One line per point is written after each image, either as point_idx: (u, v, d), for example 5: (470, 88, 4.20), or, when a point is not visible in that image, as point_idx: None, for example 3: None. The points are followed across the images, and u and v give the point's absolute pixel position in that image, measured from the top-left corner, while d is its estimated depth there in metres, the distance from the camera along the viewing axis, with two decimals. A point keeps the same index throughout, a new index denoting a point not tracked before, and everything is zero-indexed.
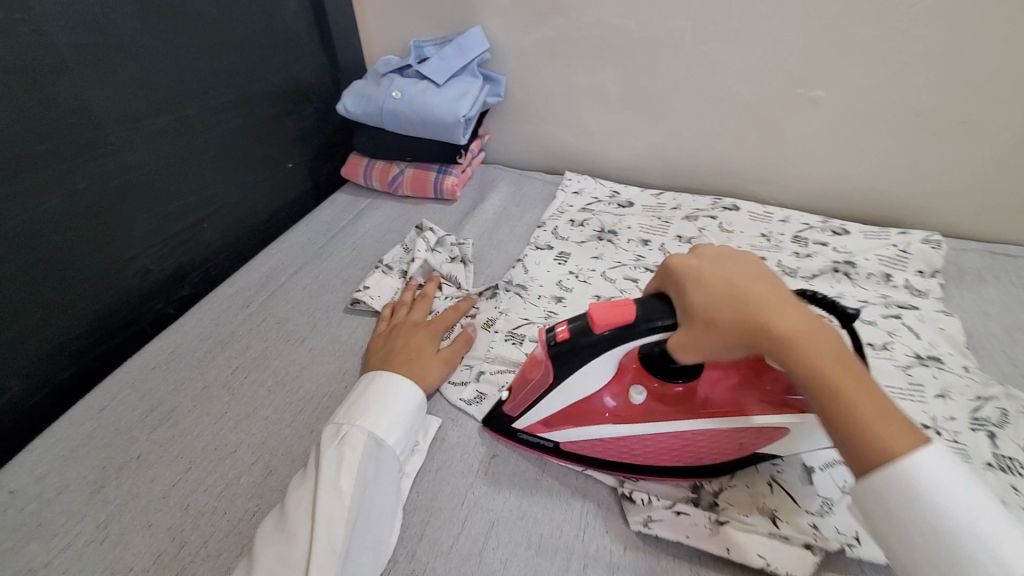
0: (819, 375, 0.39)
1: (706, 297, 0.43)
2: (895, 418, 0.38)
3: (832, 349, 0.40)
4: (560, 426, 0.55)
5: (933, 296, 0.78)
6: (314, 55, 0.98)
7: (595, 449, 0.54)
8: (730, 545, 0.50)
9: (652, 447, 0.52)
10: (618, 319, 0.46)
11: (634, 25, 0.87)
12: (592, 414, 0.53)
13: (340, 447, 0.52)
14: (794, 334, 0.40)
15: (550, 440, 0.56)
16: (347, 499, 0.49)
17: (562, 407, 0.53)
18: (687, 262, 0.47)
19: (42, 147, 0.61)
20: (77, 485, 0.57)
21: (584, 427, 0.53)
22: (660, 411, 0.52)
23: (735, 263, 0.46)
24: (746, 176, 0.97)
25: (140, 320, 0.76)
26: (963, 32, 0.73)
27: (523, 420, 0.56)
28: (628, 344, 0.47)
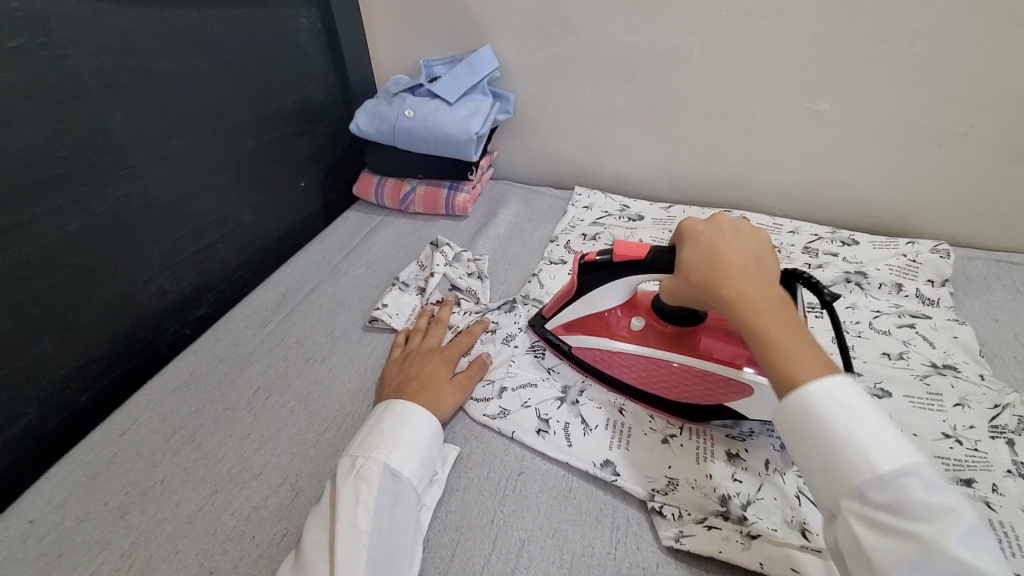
0: (749, 320, 0.42)
1: (689, 257, 0.49)
2: (816, 363, 0.40)
3: (772, 302, 0.43)
4: (576, 331, 0.67)
5: (945, 305, 0.79)
6: (326, 76, 0.99)
7: (594, 358, 0.66)
8: (763, 559, 0.49)
9: (639, 369, 0.62)
10: (632, 254, 0.55)
11: (642, 43, 0.89)
12: (602, 327, 0.65)
13: (356, 483, 0.50)
14: (739, 288, 0.44)
15: (565, 342, 0.68)
16: (366, 538, 0.46)
17: (580, 315, 0.65)
18: (689, 229, 0.52)
19: (62, 171, 0.61)
20: (99, 511, 0.56)
21: (591, 336, 0.65)
22: (654, 342, 0.62)
23: (729, 231, 0.50)
24: (755, 189, 0.99)
25: (157, 341, 0.75)
26: (964, 47, 0.75)
27: (551, 322, 0.69)
28: (630, 277, 0.57)
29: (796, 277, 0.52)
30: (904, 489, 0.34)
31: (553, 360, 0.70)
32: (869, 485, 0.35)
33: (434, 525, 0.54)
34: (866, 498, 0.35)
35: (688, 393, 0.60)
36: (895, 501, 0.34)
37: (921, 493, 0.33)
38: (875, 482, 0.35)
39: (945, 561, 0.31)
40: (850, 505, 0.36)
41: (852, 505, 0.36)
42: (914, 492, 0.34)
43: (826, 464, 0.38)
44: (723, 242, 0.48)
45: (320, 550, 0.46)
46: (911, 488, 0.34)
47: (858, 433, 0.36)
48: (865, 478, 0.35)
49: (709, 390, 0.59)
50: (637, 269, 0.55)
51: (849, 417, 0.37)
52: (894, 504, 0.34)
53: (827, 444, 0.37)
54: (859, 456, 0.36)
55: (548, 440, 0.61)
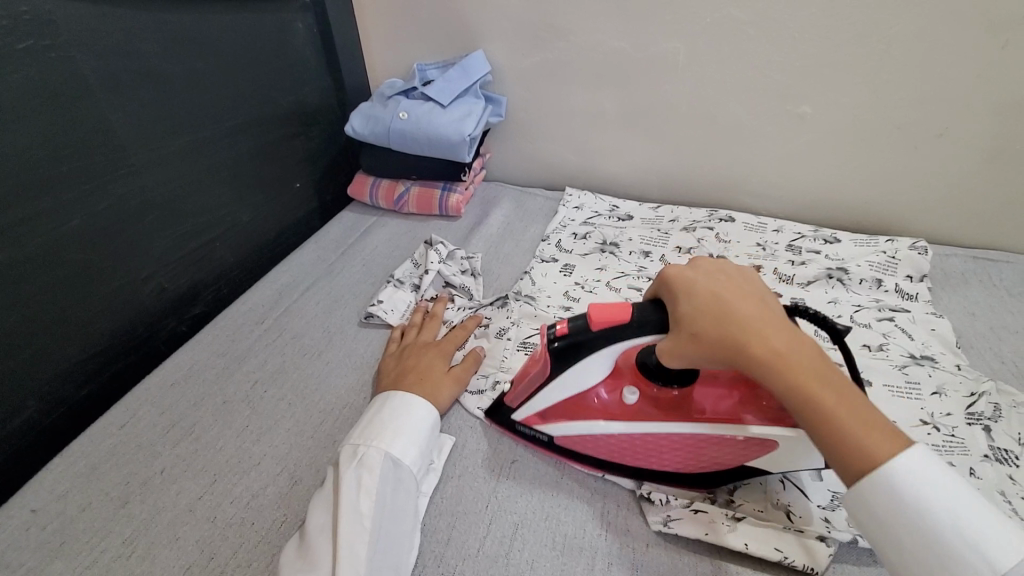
0: (798, 389, 0.41)
1: (694, 309, 0.46)
2: (871, 419, 0.40)
3: (812, 362, 0.43)
4: (556, 420, 0.58)
5: (922, 299, 0.82)
6: (321, 79, 1.01)
7: (586, 446, 0.57)
8: (747, 540, 0.51)
9: (642, 447, 0.54)
10: (615, 320, 0.49)
11: (630, 47, 0.92)
12: (586, 409, 0.56)
13: (358, 469, 0.51)
14: (774, 349, 0.43)
15: (545, 433, 0.58)
16: (367, 520, 0.48)
17: (560, 399, 0.56)
18: (675, 277, 0.50)
19: (66, 168, 0.62)
20: (99, 501, 0.57)
21: (579, 421, 0.56)
22: (651, 413, 0.54)
23: (725, 278, 0.49)
24: (740, 189, 1.01)
25: (155, 337, 0.76)
26: (936, 52, 0.78)
27: (521, 412, 0.59)
28: (623, 344, 0.50)
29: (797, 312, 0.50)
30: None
31: None
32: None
33: (431, 511, 0.56)
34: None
35: (704, 462, 0.54)
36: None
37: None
38: None
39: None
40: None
41: None
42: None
43: (934, 564, 0.37)
44: (729, 290, 0.47)
45: (321, 533, 0.47)
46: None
47: (969, 528, 0.36)
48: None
49: (727, 455, 0.52)
50: (626, 336, 0.49)
51: (953, 509, 0.37)
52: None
53: (936, 544, 0.37)
54: (976, 553, 0.36)
55: None
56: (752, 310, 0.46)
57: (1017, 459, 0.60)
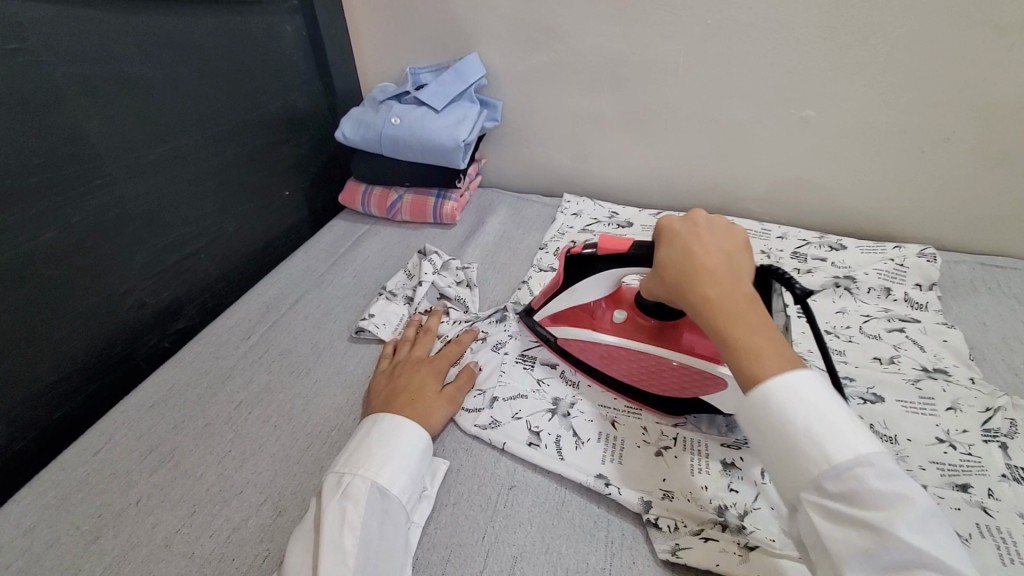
0: (716, 326, 0.42)
1: (663, 252, 0.49)
2: (780, 364, 0.40)
3: (742, 307, 0.43)
4: (561, 323, 0.68)
5: (933, 309, 0.79)
6: (311, 83, 0.97)
7: (578, 349, 0.66)
8: (762, 572, 0.48)
9: (620, 361, 0.63)
10: (616, 247, 0.56)
11: (628, 50, 0.89)
12: (586, 320, 0.66)
13: (342, 502, 0.48)
14: (709, 293, 0.44)
15: (552, 334, 0.69)
16: (352, 560, 0.45)
17: (566, 307, 0.66)
18: (665, 221, 0.51)
19: (36, 179, 0.59)
20: (70, 536, 0.53)
21: (576, 327, 0.66)
22: (635, 335, 0.62)
23: (705, 227, 0.49)
24: (742, 195, 0.99)
25: (135, 354, 0.73)
26: (945, 54, 0.76)
27: (539, 312, 0.70)
28: (615, 271, 0.57)
29: (771, 272, 0.50)
30: (859, 479, 0.35)
31: (543, 371, 0.69)
32: (826, 477, 0.36)
33: (424, 544, 0.52)
34: (822, 489, 0.36)
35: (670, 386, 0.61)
36: (850, 491, 0.35)
37: (875, 482, 0.35)
38: (829, 473, 0.36)
39: (902, 546, 0.33)
40: (808, 496, 0.37)
41: (809, 495, 0.37)
42: (868, 480, 0.35)
43: (783, 458, 0.38)
44: (694, 239, 0.47)
45: (303, 573, 0.44)
46: (865, 477, 0.35)
47: (815, 427, 0.37)
48: (823, 471, 0.36)
49: (688, 384, 0.59)
50: (621, 263, 0.56)
51: (804, 408, 0.38)
52: (852, 493, 0.35)
53: (784, 438, 0.38)
54: (815, 447, 0.37)
55: (542, 452, 0.59)
56: (709, 256, 0.46)
57: None
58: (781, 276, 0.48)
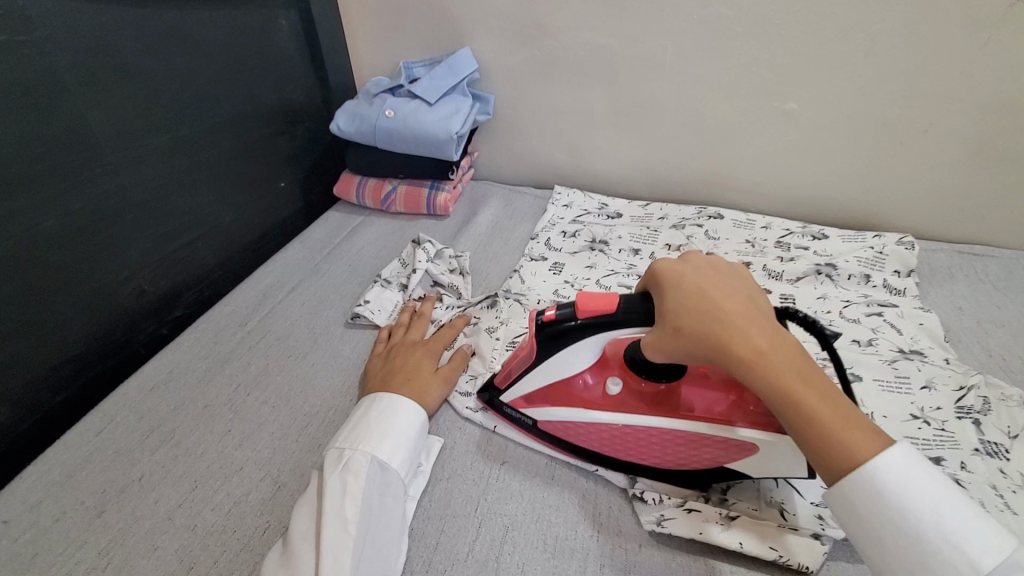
0: (777, 382, 0.41)
1: (680, 305, 0.46)
2: (851, 413, 0.41)
3: (796, 359, 0.42)
4: (541, 403, 0.58)
5: (910, 294, 0.82)
6: (305, 77, 0.99)
7: (569, 431, 0.57)
8: (742, 538, 0.50)
9: (622, 438, 0.54)
10: (602, 310, 0.49)
11: (616, 45, 0.91)
12: (573, 396, 0.56)
13: (343, 475, 0.50)
14: (760, 343, 0.43)
15: (529, 416, 0.59)
16: (353, 526, 0.47)
17: (545, 384, 0.56)
18: (661, 270, 0.50)
19: (38, 167, 0.60)
20: (75, 511, 0.55)
21: (562, 406, 0.56)
22: (635, 405, 0.54)
23: (712, 275, 0.48)
24: (728, 186, 1.01)
25: (134, 341, 0.74)
26: (920, 48, 0.79)
27: (509, 392, 0.59)
28: (608, 334, 0.50)
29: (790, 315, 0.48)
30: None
31: None
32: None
33: (419, 514, 0.54)
34: None
35: (685, 459, 0.53)
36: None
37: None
38: None
39: None
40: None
41: None
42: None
43: (915, 563, 0.37)
44: (713, 288, 0.46)
45: (305, 539, 0.46)
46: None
47: (948, 528, 0.36)
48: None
49: (709, 454, 0.52)
50: (611, 326, 0.49)
51: (933, 506, 0.37)
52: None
53: (916, 542, 0.37)
54: (956, 554, 0.35)
55: None
56: (739, 309, 0.45)
57: (1007, 452, 0.60)
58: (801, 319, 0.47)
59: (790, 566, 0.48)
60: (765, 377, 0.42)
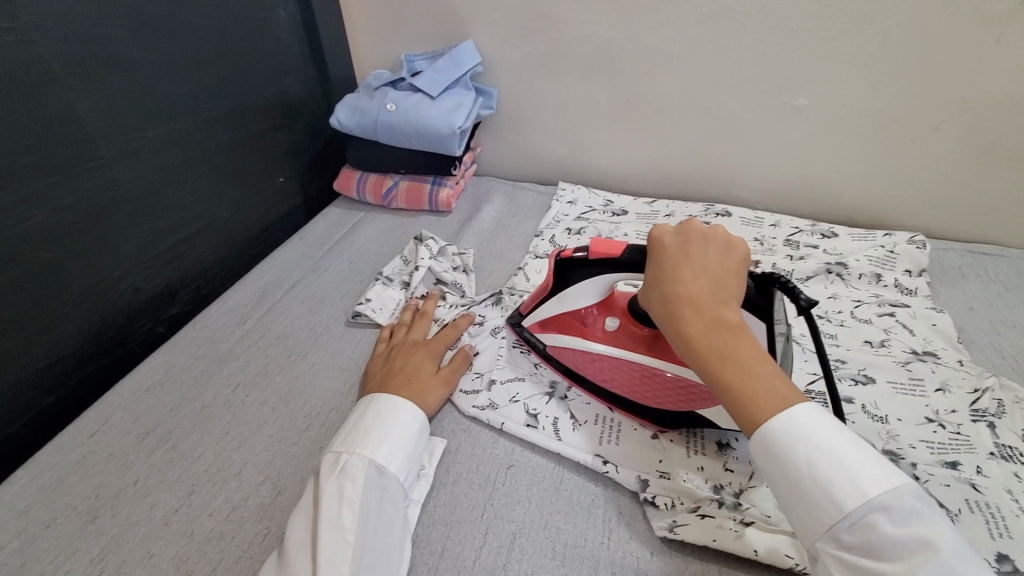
0: (700, 358, 0.41)
1: (651, 278, 0.47)
2: (761, 403, 0.39)
3: (727, 343, 0.41)
4: (552, 331, 0.65)
5: (923, 294, 0.80)
6: (305, 70, 0.97)
7: (567, 358, 0.63)
8: (757, 545, 0.48)
9: (610, 371, 0.61)
10: (606, 252, 0.54)
11: (622, 38, 0.89)
12: (578, 328, 0.63)
13: (340, 480, 0.48)
14: (693, 324, 0.42)
15: (540, 341, 0.66)
16: (351, 535, 0.45)
17: (557, 313, 0.63)
18: (655, 242, 0.49)
19: (26, 160, 0.58)
20: (66, 517, 0.53)
21: (566, 334, 0.63)
22: (629, 343, 0.60)
23: (694, 253, 0.46)
24: (736, 183, 1.00)
25: (129, 340, 0.72)
26: (933, 43, 0.77)
27: (529, 318, 0.67)
28: (609, 275, 0.56)
29: (773, 281, 0.49)
30: (874, 527, 0.35)
31: None
32: (839, 527, 0.36)
33: (423, 520, 0.53)
34: (839, 541, 0.36)
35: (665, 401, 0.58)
36: (867, 541, 0.35)
37: (889, 528, 0.35)
38: (843, 523, 0.36)
39: None
40: (825, 547, 0.37)
41: (826, 547, 0.37)
42: (882, 527, 0.35)
43: (797, 508, 0.38)
44: (682, 266, 0.45)
45: (301, 549, 0.44)
46: (879, 524, 0.35)
47: (819, 472, 0.37)
48: (836, 521, 0.36)
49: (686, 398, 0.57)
50: (612, 267, 0.55)
51: (811, 452, 0.38)
52: (867, 542, 0.35)
53: (794, 487, 0.38)
54: (825, 497, 0.37)
55: (542, 433, 0.60)
56: (700, 289, 0.44)
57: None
58: (784, 286, 0.48)
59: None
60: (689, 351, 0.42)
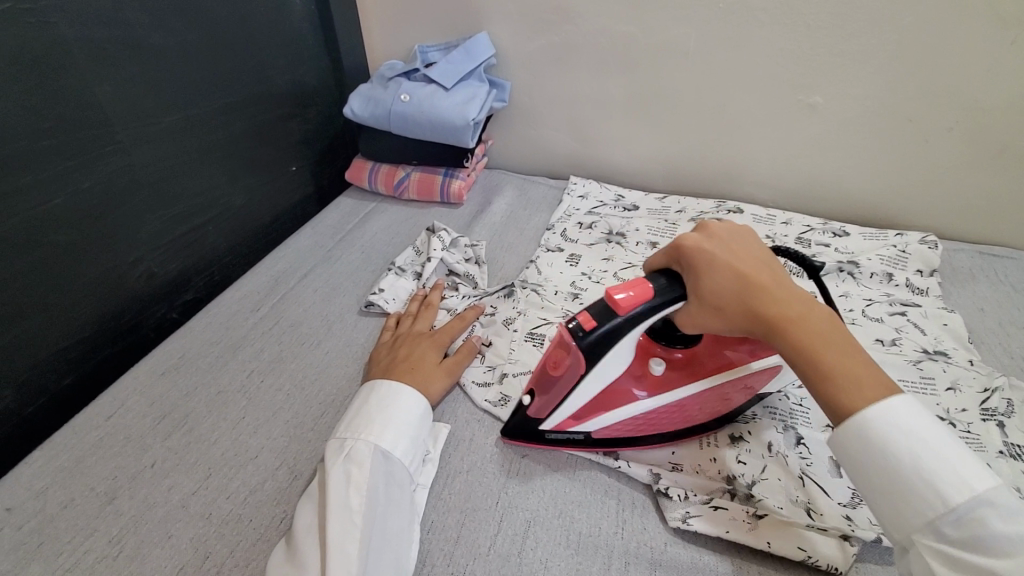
0: (805, 347, 0.43)
1: (717, 281, 0.46)
2: (868, 374, 0.42)
3: (822, 324, 0.44)
4: (592, 415, 0.54)
5: (934, 294, 0.80)
6: (319, 59, 0.97)
7: (624, 429, 0.55)
8: (770, 538, 0.49)
9: (669, 413, 0.55)
10: (641, 298, 0.47)
11: (638, 32, 0.89)
12: (619, 395, 0.54)
13: (346, 465, 0.48)
14: (787, 311, 0.44)
15: (580, 432, 0.55)
16: (358, 517, 0.45)
17: (594, 395, 0.53)
18: (695, 248, 0.49)
19: (46, 142, 0.58)
20: (84, 498, 0.53)
21: (615, 409, 0.54)
22: (677, 378, 0.54)
23: (741, 250, 0.49)
24: (747, 180, 1.00)
25: (143, 324, 0.72)
26: (951, 43, 0.76)
27: (551, 420, 0.55)
28: (651, 320, 0.48)
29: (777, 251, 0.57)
30: (981, 522, 0.35)
31: None
32: (944, 521, 0.36)
33: (437, 507, 0.53)
34: (941, 535, 0.36)
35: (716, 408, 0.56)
36: (973, 536, 0.35)
37: (998, 524, 0.35)
38: (948, 518, 0.36)
39: None
40: (924, 539, 0.37)
41: (925, 540, 0.37)
42: (990, 523, 0.35)
43: (895, 500, 0.38)
44: (743, 262, 0.47)
45: (309, 533, 0.45)
46: (989, 519, 0.35)
47: (923, 466, 0.37)
48: (940, 514, 0.36)
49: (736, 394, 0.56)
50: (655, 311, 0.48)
51: (913, 446, 0.38)
52: (973, 537, 0.35)
53: (892, 477, 0.38)
54: (930, 489, 0.37)
55: None
56: (771, 279, 0.46)
57: None
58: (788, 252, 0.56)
59: (818, 567, 0.47)
60: (793, 343, 0.43)
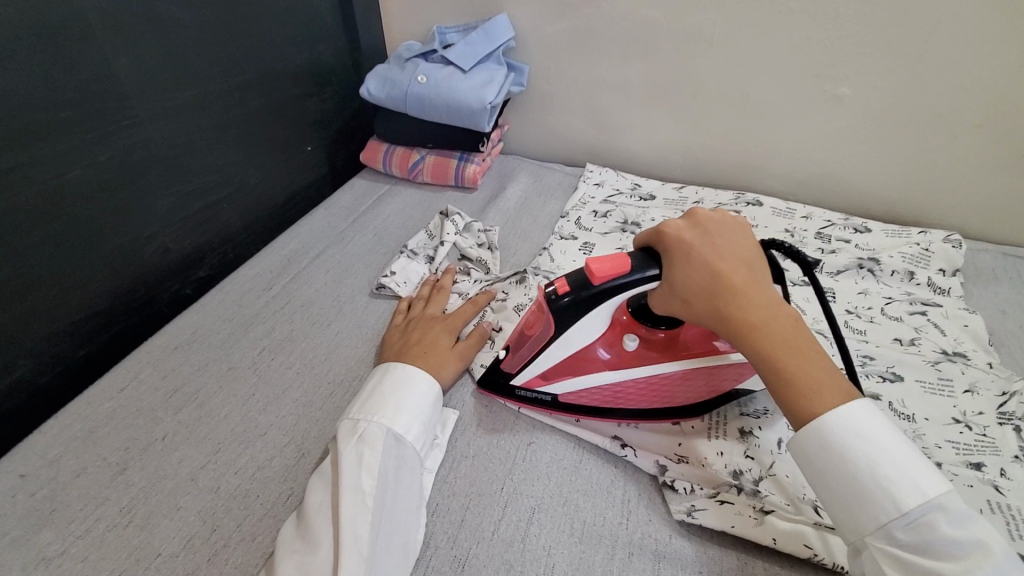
0: (766, 351, 0.42)
1: (688, 277, 0.45)
2: (826, 386, 0.41)
3: (788, 330, 0.42)
4: (559, 377, 0.56)
5: (956, 294, 0.78)
6: (336, 38, 0.96)
7: (591, 398, 0.57)
8: (776, 534, 0.48)
9: (641, 391, 0.56)
10: (615, 271, 0.48)
11: (662, 17, 0.87)
12: (589, 363, 0.56)
13: (359, 446, 0.48)
14: (753, 314, 0.43)
15: (548, 393, 0.57)
16: (370, 499, 0.45)
17: (563, 357, 0.55)
18: (674, 239, 0.47)
19: (64, 114, 0.58)
20: (97, 467, 0.55)
21: (582, 375, 0.56)
22: (651, 357, 0.55)
23: (721, 243, 0.46)
24: (767, 172, 0.98)
25: (157, 299, 0.73)
26: (989, 35, 0.73)
27: (520, 376, 0.57)
28: (626, 294, 0.49)
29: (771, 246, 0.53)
30: (932, 526, 0.36)
31: None
32: (896, 524, 0.37)
33: (442, 490, 0.54)
34: (892, 538, 0.37)
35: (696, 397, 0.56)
36: (923, 540, 0.36)
37: (948, 529, 0.35)
38: (900, 521, 0.37)
39: None
40: (877, 543, 0.37)
41: (877, 541, 0.37)
42: (940, 527, 0.36)
43: (850, 503, 0.39)
44: (718, 258, 0.45)
45: (317, 511, 0.45)
46: (939, 524, 0.36)
47: (878, 470, 0.38)
48: (892, 518, 0.37)
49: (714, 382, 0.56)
50: (627, 285, 0.48)
51: (868, 451, 0.38)
52: (922, 541, 0.36)
53: (848, 480, 0.39)
54: (883, 494, 0.37)
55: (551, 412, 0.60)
56: (744, 278, 0.44)
57: None
58: (782, 248, 0.52)
59: (825, 567, 0.47)
60: (755, 347, 0.42)
